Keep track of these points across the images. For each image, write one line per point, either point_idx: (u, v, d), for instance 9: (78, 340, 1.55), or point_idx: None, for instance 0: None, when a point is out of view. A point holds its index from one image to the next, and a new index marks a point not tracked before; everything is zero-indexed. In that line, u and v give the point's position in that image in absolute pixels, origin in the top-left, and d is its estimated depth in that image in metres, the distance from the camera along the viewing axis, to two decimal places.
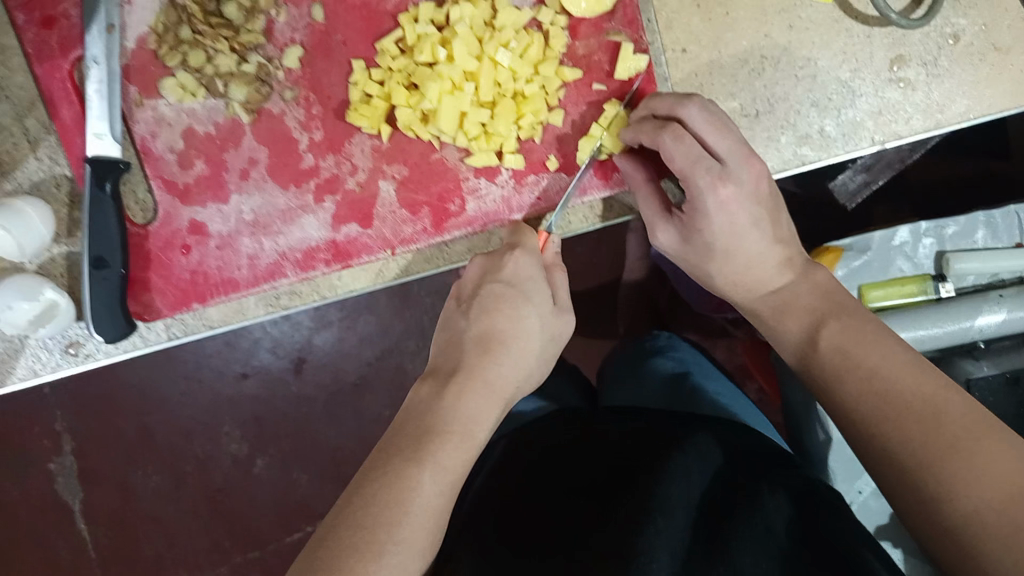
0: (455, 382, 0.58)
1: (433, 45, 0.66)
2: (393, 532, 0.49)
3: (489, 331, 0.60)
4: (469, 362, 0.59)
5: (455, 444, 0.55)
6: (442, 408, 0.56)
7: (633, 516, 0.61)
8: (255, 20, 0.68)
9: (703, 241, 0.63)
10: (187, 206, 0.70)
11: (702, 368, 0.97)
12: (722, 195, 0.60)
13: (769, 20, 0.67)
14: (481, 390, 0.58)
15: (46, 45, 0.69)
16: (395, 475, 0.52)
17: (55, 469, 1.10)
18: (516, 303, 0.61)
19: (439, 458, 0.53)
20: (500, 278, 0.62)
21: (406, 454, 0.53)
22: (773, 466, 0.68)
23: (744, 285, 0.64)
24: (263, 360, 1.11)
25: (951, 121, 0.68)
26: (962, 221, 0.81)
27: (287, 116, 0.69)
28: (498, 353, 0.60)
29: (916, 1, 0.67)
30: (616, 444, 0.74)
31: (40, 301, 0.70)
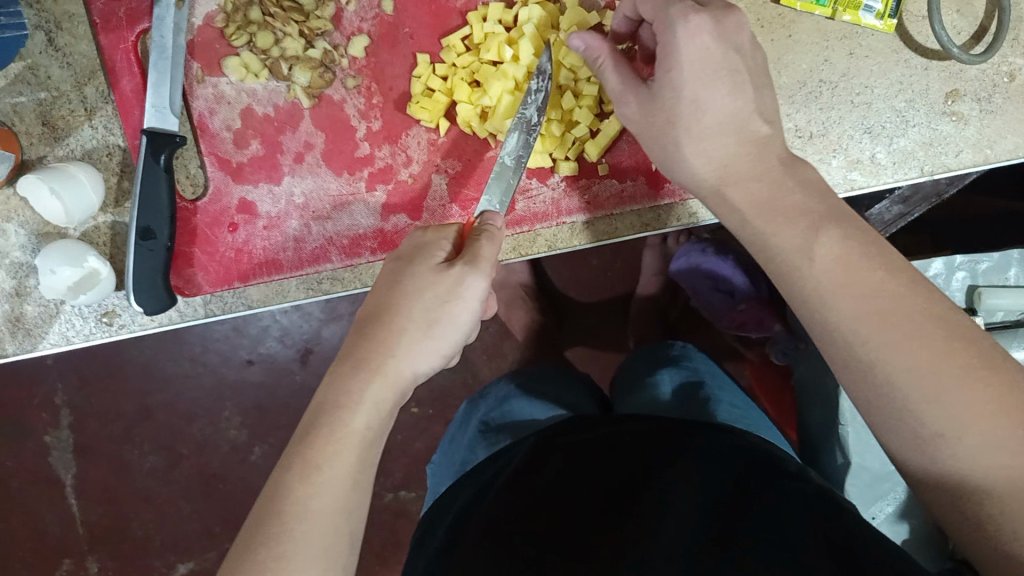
0: (331, 371, 0.53)
1: (500, 44, 0.66)
2: (272, 546, 0.44)
3: (377, 308, 0.55)
4: (352, 346, 0.54)
5: (335, 439, 0.49)
6: (320, 405, 0.51)
7: (646, 524, 0.63)
8: (325, 7, 0.68)
9: (671, 81, 0.56)
10: (239, 185, 0.70)
11: (715, 379, 0.98)
12: (695, 25, 0.55)
13: (830, 45, 0.68)
14: (356, 372, 0.52)
15: (114, 15, 0.69)
16: (273, 487, 0.47)
17: (51, 442, 1.09)
18: (397, 273, 0.56)
19: (318, 456, 0.48)
20: (393, 255, 0.58)
21: (283, 463, 0.48)
22: (784, 477, 0.68)
23: (717, 162, 0.56)
24: (270, 348, 1.11)
25: (999, 158, 0.69)
26: (996, 257, 0.83)
27: (347, 104, 0.69)
28: (379, 329, 0.54)
29: (976, 38, 0.68)
30: (625, 449, 0.74)
31: (83, 269, 0.70)
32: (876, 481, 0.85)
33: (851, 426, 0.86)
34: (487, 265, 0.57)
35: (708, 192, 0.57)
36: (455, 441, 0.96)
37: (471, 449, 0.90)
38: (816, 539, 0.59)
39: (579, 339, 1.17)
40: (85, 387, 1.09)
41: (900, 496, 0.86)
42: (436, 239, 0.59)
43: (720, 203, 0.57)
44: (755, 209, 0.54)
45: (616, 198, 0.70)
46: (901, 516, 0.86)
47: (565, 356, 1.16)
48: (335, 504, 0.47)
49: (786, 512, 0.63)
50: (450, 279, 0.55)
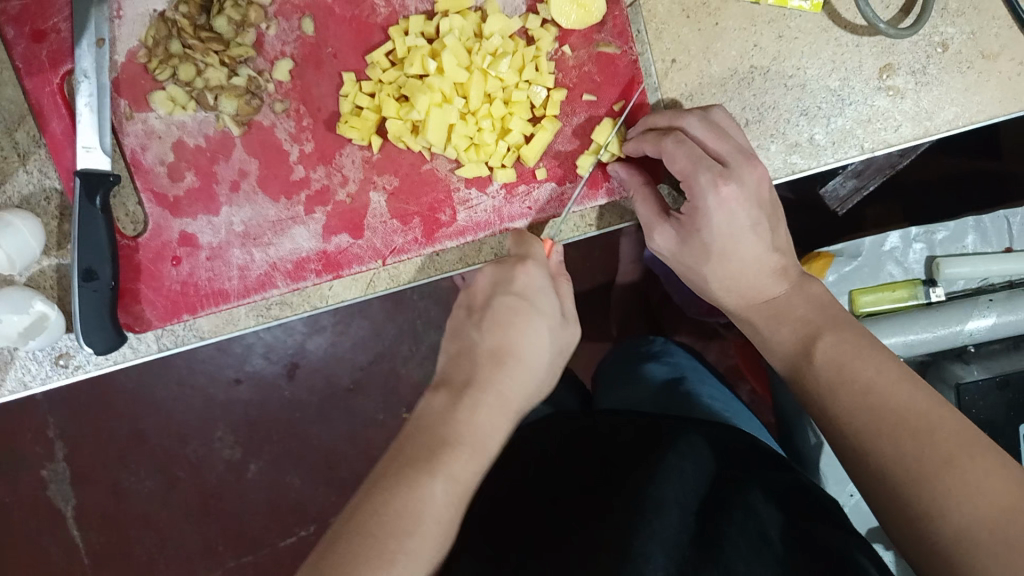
0: (470, 395, 0.60)
1: (423, 58, 0.65)
2: (407, 540, 0.50)
3: (504, 346, 0.62)
4: (483, 375, 0.61)
5: (470, 458, 0.57)
6: (457, 421, 0.58)
7: (627, 513, 0.61)
8: (245, 33, 0.67)
9: (701, 238, 0.62)
10: (178, 218, 0.70)
11: (696, 372, 0.97)
12: (722, 192, 0.60)
13: (758, 30, 0.67)
14: (492, 401, 0.60)
15: (36, 58, 0.69)
16: (413, 484, 0.53)
17: (47, 475, 1.10)
18: (529, 317, 0.63)
19: (450, 468, 0.55)
20: (511, 291, 0.63)
21: (427, 466, 0.54)
22: (764, 468, 0.67)
23: (738, 290, 0.64)
24: (256, 366, 1.12)
25: (939, 129, 0.68)
26: (952, 226, 0.82)
27: (278, 128, 0.68)
28: (511, 366, 0.62)
29: (904, 11, 0.67)
30: (607, 444, 0.73)
31: (31, 314, 0.70)
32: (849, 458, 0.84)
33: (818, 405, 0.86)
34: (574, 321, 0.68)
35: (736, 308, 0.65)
36: None
37: None
38: (799, 542, 0.58)
39: None
40: (75, 417, 1.09)
41: None
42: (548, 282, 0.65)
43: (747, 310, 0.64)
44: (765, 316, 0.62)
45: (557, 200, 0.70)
46: None
47: None
48: (454, 511, 0.54)
49: (762, 510, 0.62)
50: (566, 334, 0.66)
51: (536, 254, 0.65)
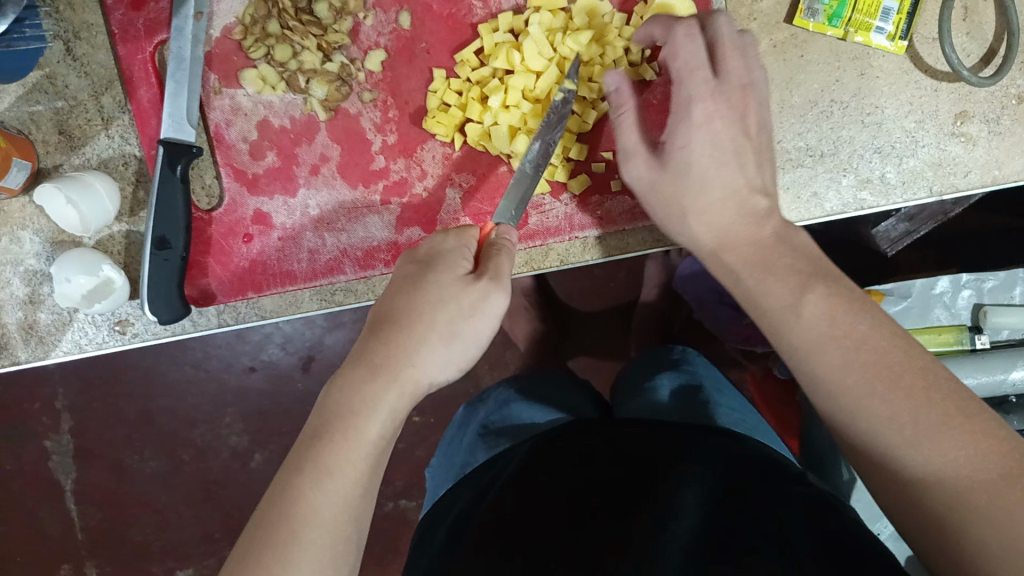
0: (345, 373, 0.51)
1: (507, 52, 0.66)
2: (276, 551, 0.44)
3: (389, 314, 0.54)
4: (363, 347, 0.53)
5: (346, 444, 0.48)
6: (327, 406, 0.50)
7: (645, 526, 0.59)
8: (343, 21, 0.68)
9: (680, 156, 0.57)
10: (254, 196, 0.70)
11: (716, 384, 0.93)
12: (709, 108, 0.56)
13: (842, 66, 0.69)
14: (368, 376, 0.51)
15: (132, 26, 0.70)
16: (278, 489, 0.47)
17: (51, 447, 1.10)
18: (417, 282, 0.55)
19: (320, 462, 0.47)
20: (412, 260, 0.57)
21: (292, 465, 0.48)
22: (786, 480, 0.63)
23: (717, 230, 0.56)
24: (272, 355, 1.11)
25: (1008, 178, 0.70)
26: (1002, 276, 0.83)
27: (363, 117, 0.69)
28: (394, 333, 0.53)
29: (985, 60, 0.68)
30: (622, 445, 0.70)
31: (98, 277, 0.70)
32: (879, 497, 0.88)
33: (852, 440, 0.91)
34: (506, 282, 0.57)
35: (706, 254, 0.57)
36: (454, 444, 0.91)
37: (471, 452, 0.85)
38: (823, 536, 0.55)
39: (580, 349, 1.17)
40: (87, 392, 1.09)
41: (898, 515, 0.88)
42: (458, 247, 0.58)
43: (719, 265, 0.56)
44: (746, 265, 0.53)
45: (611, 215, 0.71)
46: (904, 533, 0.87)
47: (567, 364, 1.16)
48: (337, 511, 0.46)
49: (784, 511, 0.59)
50: (475, 293, 0.55)
51: (468, 233, 0.59)
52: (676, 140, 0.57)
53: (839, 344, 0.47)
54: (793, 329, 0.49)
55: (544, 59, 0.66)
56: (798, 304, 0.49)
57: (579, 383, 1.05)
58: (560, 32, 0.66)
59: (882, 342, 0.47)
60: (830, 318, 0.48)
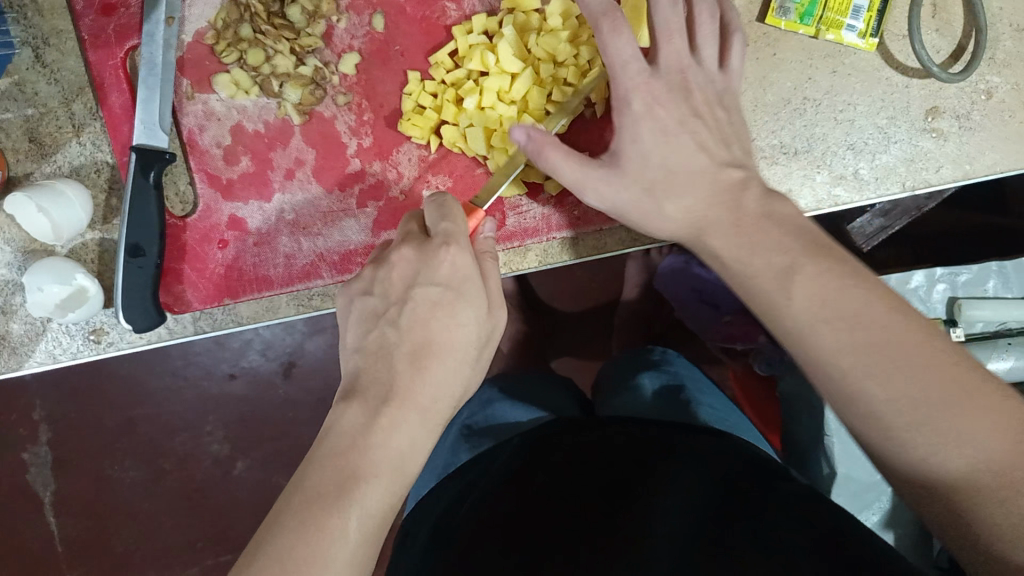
0: (388, 410, 0.49)
1: (482, 53, 0.66)
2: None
3: (425, 345, 0.52)
4: (402, 383, 0.50)
5: (385, 483, 0.47)
6: (370, 446, 0.47)
7: (633, 521, 0.60)
8: (316, 24, 0.68)
9: (636, 149, 0.59)
10: (229, 201, 0.70)
11: (699, 383, 0.93)
12: (677, 72, 0.61)
13: (814, 64, 0.69)
14: (417, 415, 0.50)
15: (102, 32, 0.69)
16: (317, 524, 0.43)
17: (29, 459, 1.08)
18: (451, 310, 0.53)
19: (364, 501, 0.45)
20: (434, 281, 0.54)
21: (330, 500, 0.44)
22: (765, 476, 0.63)
23: (690, 197, 0.57)
24: (252, 362, 1.10)
25: (979, 173, 0.70)
26: (976, 269, 0.84)
27: (338, 121, 0.69)
28: (430, 367, 0.51)
29: (954, 57, 0.69)
30: (621, 447, 0.69)
31: (71, 286, 0.69)
32: (863, 490, 0.87)
33: (836, 437, 0.87)
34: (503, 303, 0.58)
35: (680, 225, 0.58)
36: (437, 446, 0.90)
37: (454, 452, 0.84)
38: (806, 529, 0.55)
39: (563, 350, 1.16)
40: (63, 403, 1.08)
41: (886, 506, 0.87)
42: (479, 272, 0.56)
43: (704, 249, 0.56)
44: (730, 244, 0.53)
45: (594, 215, 0.71)
46: (886, 525, 0.87)
47: (550, 365, 1.15)
48: (369, 549, 0.45)
49: (765, 507, 0.58)
50: (491, 325, 0.56)
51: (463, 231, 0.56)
52: (625, 135, 0.59)
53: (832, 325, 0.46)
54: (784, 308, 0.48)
55: (520, 61, 0.66)
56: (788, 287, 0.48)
57: (562, 382, 1.05)
58: (534, 34, 0.66)
59: (882, 315, 0.45)
60: (823, 286, 0.47)
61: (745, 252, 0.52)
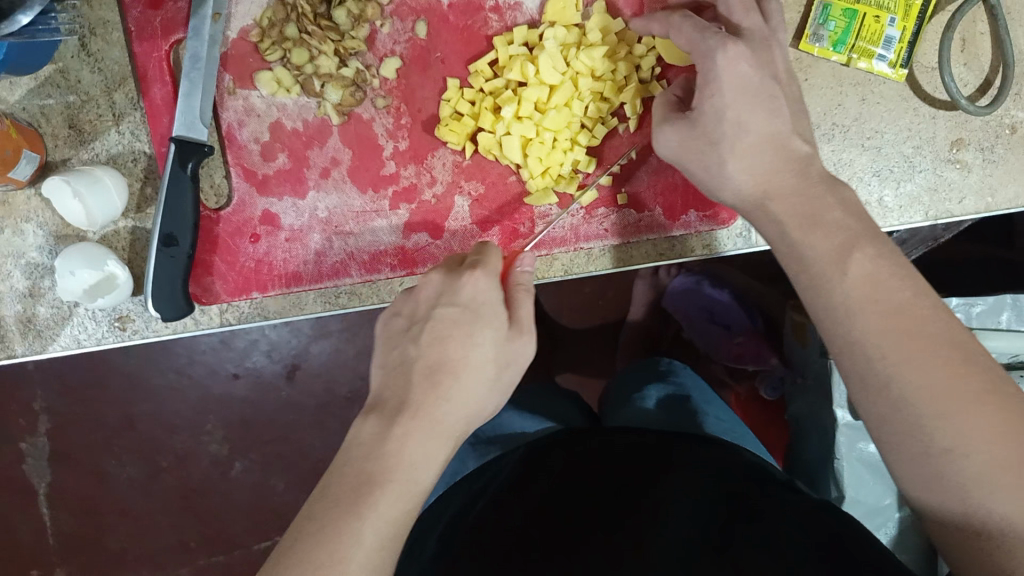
0: (402, 422, 0.52)
1: (523, 63, 0.67)
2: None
3: (444, 362, 0.55)
4: (418, 397, 0.53)
5: (402, 493, 0.50)
6: (385, 454, 0.50)
7: (638, 525, 0.61)
8: (360, 27, 0.69)
9: (713, 106, 0.59)
10: (263, 196, 0.71)
11: (703, 395, 0.94)
12: (731, 53, 0.58)
13: (844, 91, 0.71)
14: (427, 426, 0.52)
15: (148, 25, 0.70)
16: (332, 529, 0.47)
17: (27, 450, 1.08)
18: (472, 329, 0.56)
19: (377, 507, 0.48)
20: (454, 302, 0.57)
21: (348, 506, 0.48)
22: (776, 486, 0.64)
23: (759, 179, 0.59)
24: (256, 363, 1.10)
25: (1000, 205, 0.72)
26: (990, 300, 0.85)
27: (376, 123, 0.70)
28: (449, 384, 0.54)
29: (981, 91, 0.71)
30: (623, 454, 0.70)
31: (102, 272, 0.70)
32: (869, 515, 0.86)
33: (845, 460, 0.85)
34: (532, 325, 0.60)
35: (751, 204, 0.60)
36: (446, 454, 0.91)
37: (463, 461, 0.85)
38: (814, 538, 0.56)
39: (566, 366, 1.16)
40: (67, 394, 1.07)
41: (891, 529, 0.87)
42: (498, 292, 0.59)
43: (762, 216, 0.59)
44: (796, 220, 0.56)
45: (624, 227, 0.72)
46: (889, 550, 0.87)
47: (555, 380, 1.16)
48: (386, 554, 0.48)
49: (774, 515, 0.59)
50: (517, 342, 0.58)
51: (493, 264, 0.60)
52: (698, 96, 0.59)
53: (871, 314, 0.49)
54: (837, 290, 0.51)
55: (559, 74, 0.67)
56: (844, 264, 0.51)
57: (569, 396, 1.05)
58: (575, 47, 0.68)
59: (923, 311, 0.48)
60: (876, 282, 0.50)
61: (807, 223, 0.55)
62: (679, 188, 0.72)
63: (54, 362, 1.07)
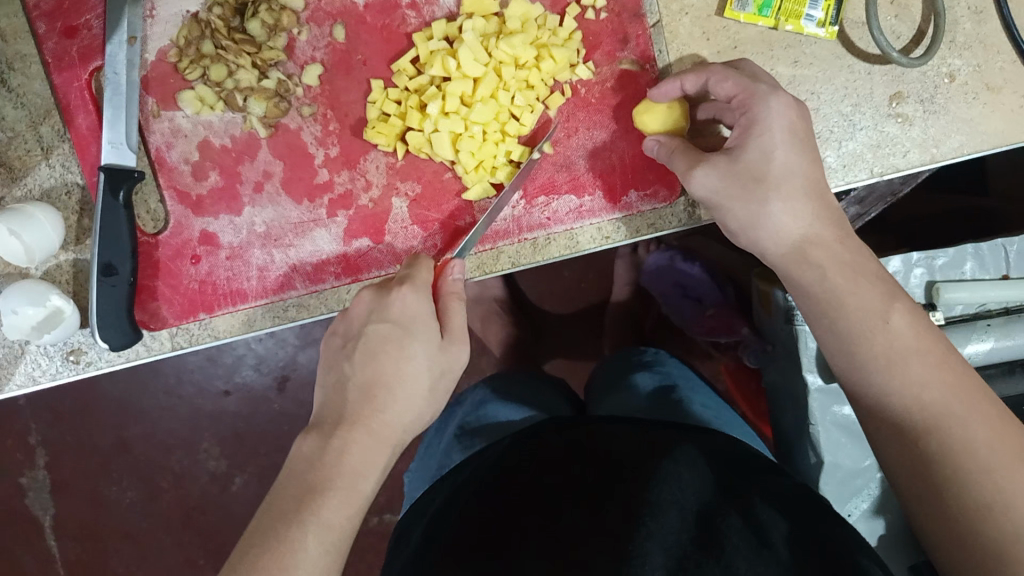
0: (339, 435, 0.53)
1: (443, 58, 0.66)
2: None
3: (374, 378, 0.55)
4: (353, 411, 0.54)
5: (341, 499, 0.51)
6: (324, 465, 0.52)
7: (622, 520, 0.56)
8: (277, 37, 0.68)
9: (759, 145, 0.60)
10: (199, 217, 0.70)
11: (689, 382, 0.92)
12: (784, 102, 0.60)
13: (775, 55, 0.70)
14: (366, 437, 0.54)
15: (65, 54, 0.70)
16: (273, 535, 0.48)
17: (27, 483, 1.08)
18: (402, 345, 0.57)
19: (319, 514, 0.50)
20: (385, 318, 0.57)
21: (288, 515, 0.49)
22: (761, 474, 0.63)
23: (800, 223, 0.60)
24: (245, 377, 1.10)
25: (946, 156, 0.71)
26: (952, 252, 0.82)
27: (304, 132, 0.70)
28: (386, 399, 0.55)
29: (915, 41, 0.70)
30: (611, 442, 0.66)
31: (46, 308, 0.69)
32: (849, 477, 0.84)
33: (821, 425, 0.84)
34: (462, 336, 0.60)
35: (788, 248, 0.60)
36: (431, 450, 0.90)
37: (447, 454, 0.84)
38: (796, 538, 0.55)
39: (554, 352, 1.16)
40: (59, 425, 1.08)
41: (875, 492, 0.85)
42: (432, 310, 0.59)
43: (799, 262, 0.60)
44: (838, 268, 0.58)
45: (572, 213, 0.70)
46: (876, 512, 0.85)
47: (542, 368, 1.16)
48: (329, 560, 0.49)
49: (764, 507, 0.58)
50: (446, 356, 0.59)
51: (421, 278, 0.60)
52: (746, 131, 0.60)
53: (920, 358, 0.53)
54: (876, 335, 0.55)
55: (481, 65, 0.66)
56: (885, 314, 0.56)
57: (551, 382, 1.04)
58: (494, 37, 0.67)
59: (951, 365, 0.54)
60: (912, 329, 0.55)
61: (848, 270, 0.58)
62: (618, 169, 0.71)
63: (46, 394, 1.08)
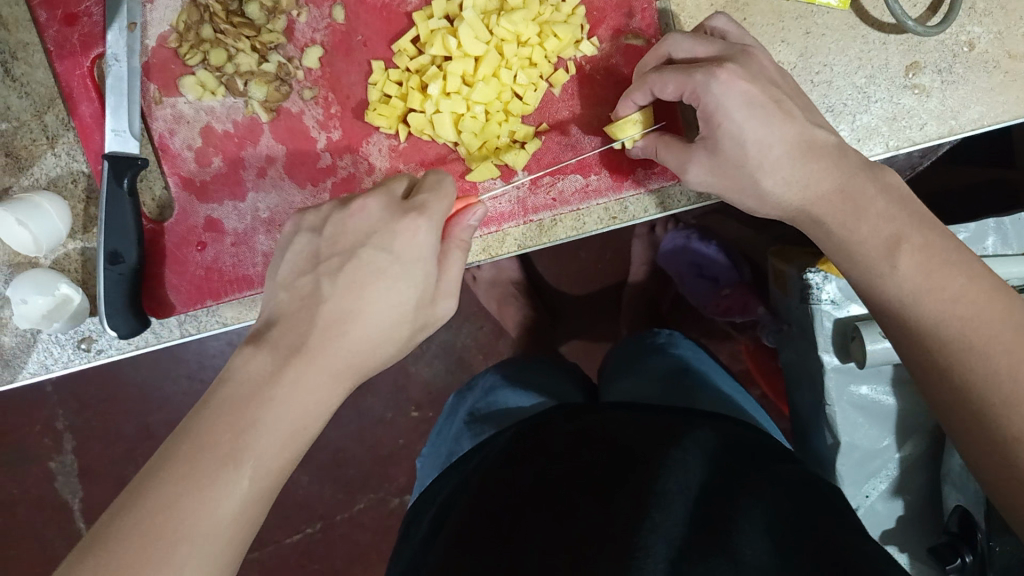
0: (295, 363, 0.49)
1: (443, 37, 0.66)
2: (195, 543, 0.42)
3: (353, 309, 0.51)
4: (316, 340, 0.50)
5: (279, 435, 0.47)
6: (270, 397, 0.47)
7: (628, 509, 0.55)
8: (276, 20, 0.68)
9: (726, 132, 0.58)
10: (204, 203, 0.69)
11: (705, 367, 0.90)
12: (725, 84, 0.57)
13: (786, 25, 0.67)
14: (323, 375, 0.49)
15: (66, 42, 0.69)
16: (194, 470, 0.43)
17: (55, 468, 1.10)
18: (390, 280, 0.52)
19: (258, 453, 0.45)
20: (384, 244, 0.52)
21: (213, 446, 0.45)
22: (772, 465, 0.61)
23: (799, 186, 0.58)
24: None
25: (965, 127, 0.68)
26: (973, 227, 0.80)
27: (306, 115, 0.69)
28: (354, 333, 0.51)
29: (931, 9, 0.68)
30: (618, 433, 0.65)
31: (55, 296, 0.70)
32: (867, 458, 0.83)
33: (839, 405, 0.82)
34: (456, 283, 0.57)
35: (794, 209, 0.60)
36: (443, 435, 0.89)
37: (457, 441, 0.83)
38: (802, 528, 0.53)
39: (572, 334, 1.15)
40: (85, 411, 1.10)
41: (893, 473, 0.84)
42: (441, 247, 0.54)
43: (810, 220, 0.60)
44: (839, 217, 0.58)
45: (579, 193, 0.69)
46: (894, 493, 0.84)
47: (559, 350, 1.15)
48: (257, 504, 0.45)
49: (771, 499, 0.56)
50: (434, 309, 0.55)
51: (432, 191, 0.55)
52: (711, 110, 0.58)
53: (937, 295, 0.52)
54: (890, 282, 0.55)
55: (482, 43, 0.66)
56: (893, 259, 0.54)
57: (565, 367, 1.03)
58: (495, 15, 0.66)
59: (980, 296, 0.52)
60: (924, 267, 0.53)
61: (850, 222, 0.57)
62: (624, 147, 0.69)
63: (71, 381, 1.09)
